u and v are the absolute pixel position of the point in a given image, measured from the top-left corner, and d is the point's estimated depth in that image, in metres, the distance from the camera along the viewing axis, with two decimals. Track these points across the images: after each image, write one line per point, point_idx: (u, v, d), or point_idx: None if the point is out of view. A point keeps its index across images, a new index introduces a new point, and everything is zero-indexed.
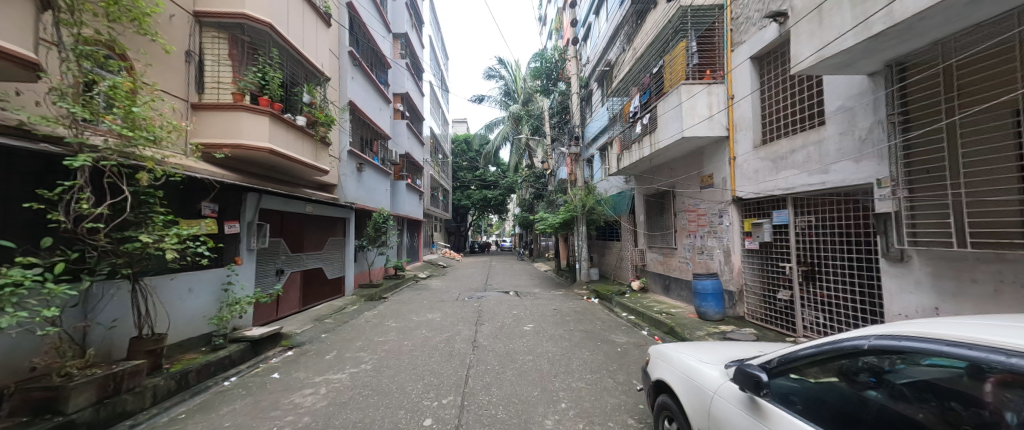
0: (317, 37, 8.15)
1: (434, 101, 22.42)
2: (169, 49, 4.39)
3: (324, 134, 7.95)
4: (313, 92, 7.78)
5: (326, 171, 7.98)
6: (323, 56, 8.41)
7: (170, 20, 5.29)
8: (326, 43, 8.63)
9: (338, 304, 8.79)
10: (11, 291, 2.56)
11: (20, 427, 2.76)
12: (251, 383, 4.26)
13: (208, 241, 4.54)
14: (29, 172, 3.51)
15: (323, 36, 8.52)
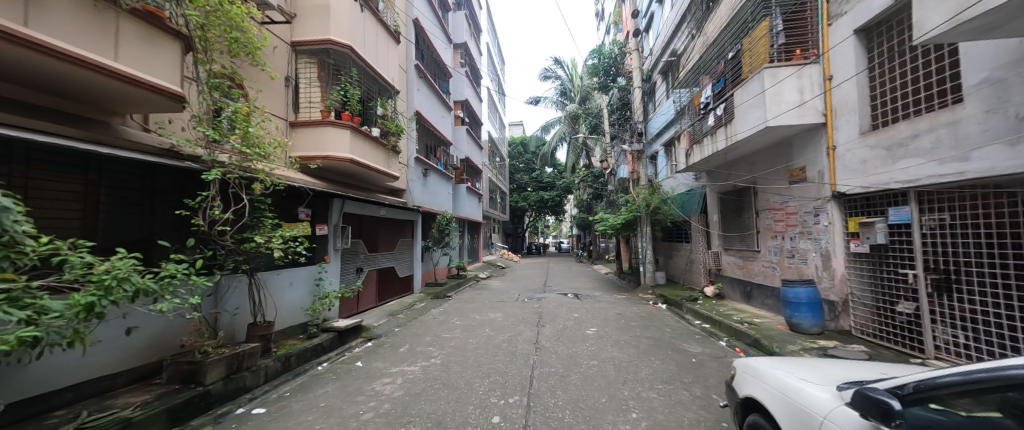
0: (388, 54, 8.89)
1: (491, 106, 23.07)
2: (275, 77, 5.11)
3: (395, 143, 8.62)
4: (386, 105, 8.48)
5: (396, 177, 8.64)
6: (393, 71, 9.13)
7: (275, 51, 6.20)
8: (396, 59, 9.37)
9: (409, 300, 9.44)
10: (168, 281, 3.19)
11: (173, 393, 3.42)
12: (339, 369, 4.78)
13: (305, 242, 5.19)
14: (177, 185, 4.34)
15: (394, 53, 9.25)
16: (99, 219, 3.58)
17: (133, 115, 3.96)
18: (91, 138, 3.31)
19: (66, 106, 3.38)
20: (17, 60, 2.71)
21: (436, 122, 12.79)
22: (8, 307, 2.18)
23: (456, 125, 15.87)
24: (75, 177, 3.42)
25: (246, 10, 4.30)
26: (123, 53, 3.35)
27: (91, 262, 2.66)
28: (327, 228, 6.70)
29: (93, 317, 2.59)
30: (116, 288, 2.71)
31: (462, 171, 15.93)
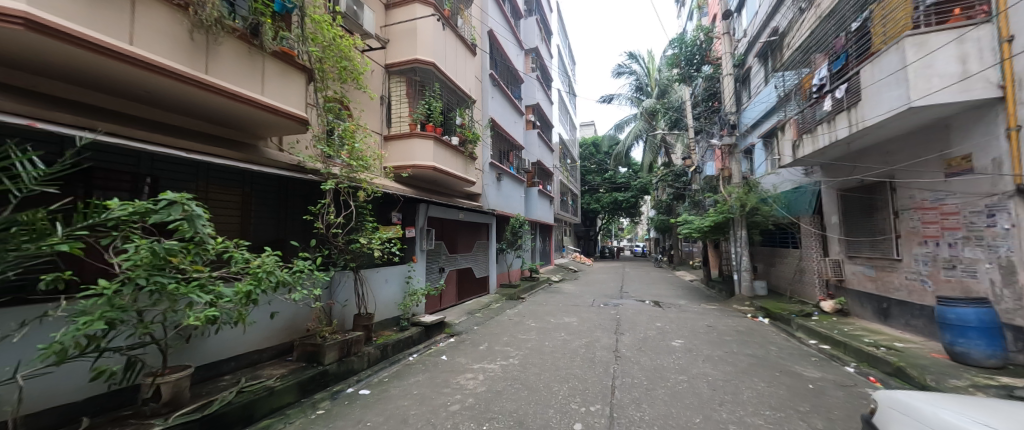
0: (466, 66, 9.43)
1: (562, 108, 22.90)
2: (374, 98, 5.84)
3: (472, 150, 9.09)
4: (464, 115, 9.00)
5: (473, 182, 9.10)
6: (470, 82, 9.66)
7: (372, 74, 7.04)
8: (472, 70, 9.89)
9: (485, 300, 9.81)
10: (299, 274, 3.81)
11: (301, 369, 4.09)
12: (428, 361, 5.19)
13: (398, 243, 5.75)
14: (303, 194, 5.17)
15: (470, 65, 9.77)
16: (250, 224, 4.44)
17: (272, 139, 4.83)
18: (246, 158, 4.14)
19: (230, 135, 4.28)
20: (197, 100, 3.53)
21: (509, 128, 13.15)
22: (198, 290, 2.85)
23: (528, 129, 16.10)
24: (234, 190, 4.30)
25: (351, 41, 5.08)
26: (268, 90, 4.13)
27: (248, 258, 3.33)
28: (415, 231, 7.30)
29: (250, 302, 3.22)
30: (265, 279, 3.34)
31: (534, 174, 16.11)
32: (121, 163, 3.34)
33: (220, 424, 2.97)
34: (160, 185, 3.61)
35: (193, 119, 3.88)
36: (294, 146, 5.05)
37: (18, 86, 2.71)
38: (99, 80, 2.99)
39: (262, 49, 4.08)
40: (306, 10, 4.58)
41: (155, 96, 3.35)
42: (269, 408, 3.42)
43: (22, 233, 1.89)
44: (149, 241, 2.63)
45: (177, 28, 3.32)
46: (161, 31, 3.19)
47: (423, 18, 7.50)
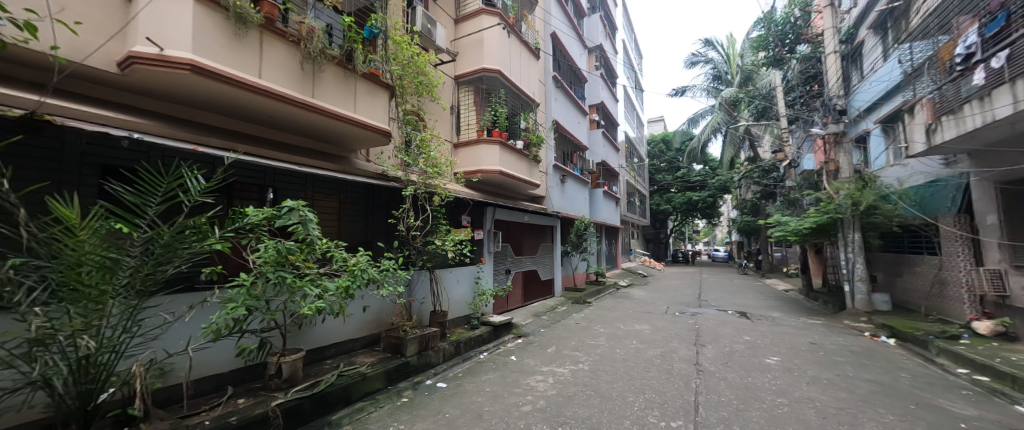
0: (530, 70, 9.52)
1: (628, 105, 21.84)
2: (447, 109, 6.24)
3: (536, 153, 9.14)
4: (528, 118, 9.07)
5: (537, 184, 9.11)
6: (534, 85, 9.72)
7: (443, 85, 7.47)
8: (536, 74, 9.96)
9: (551, 303, 9.73)
10: (386, 272, 4.18)
11: (387, 359, 4.49)
12: (498, 360, 5.33)
13: (469, 244, 6.01)
14: (386, 199, 5.67)
15: (534, 68, 9.84)
16: (343, 227, 5.01)
17: (361, 151, 5.40)
18: (343, 169, 4.68)
19: (331, 151, 4.87)
20: (305, 120, 4.08)
21: (573, 129, 12.95)
22: (309, 284, 3.30)
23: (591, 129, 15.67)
24: (332, 197, 4.89)
25: (427, 57, 5.53)
26: (359, 108, 4.65)
27: (346, 257, 3.76)
28: (483, 233, 7.52)
29: (348, 296, 3.64)
30: (359, 275, 3.75)
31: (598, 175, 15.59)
32: (251, 176, 4.01)
33: (325, 402, 3.41)
34: (278, 194, 4.25)
35: (303, 137, 4.51)
36: (378, 157, 5.56)
37: (182, 119, 3.41)
38: (236, 109, 3.63)
39: (355, 72, 4.59)
40: (388, 33, 5.16)
41: (275, 119, 3.96)
42: (363, 392, 3.82)
43: (193, 234, 2.37)
44: (274, 241, 3.14)
45: (293, 61, 3.92)
46: (281, 65, 3.79)
47: (489, 28, 7.78)
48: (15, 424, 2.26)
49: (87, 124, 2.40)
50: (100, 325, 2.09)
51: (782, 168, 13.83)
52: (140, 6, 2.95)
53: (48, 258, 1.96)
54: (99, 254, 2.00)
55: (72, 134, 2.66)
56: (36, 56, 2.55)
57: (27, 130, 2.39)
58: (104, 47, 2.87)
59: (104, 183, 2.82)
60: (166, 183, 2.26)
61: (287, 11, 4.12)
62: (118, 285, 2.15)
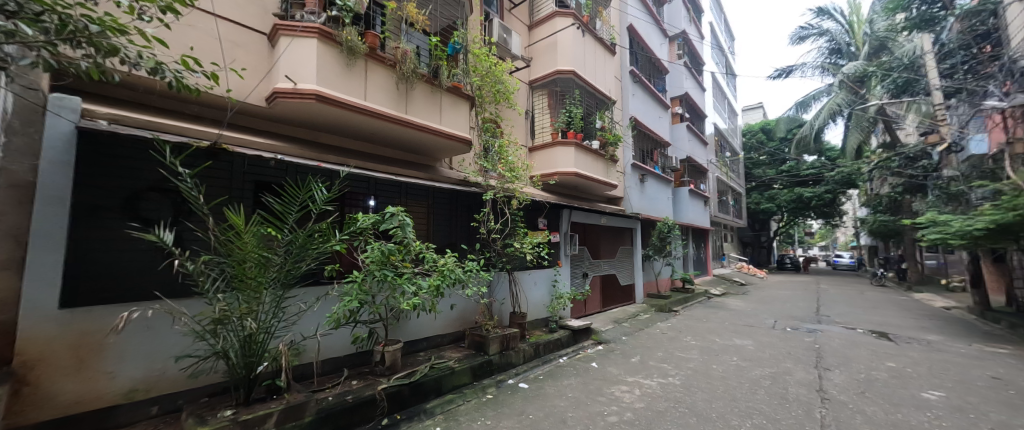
0: (605, 67, 9.20)
1: (718, 94, 19.73)
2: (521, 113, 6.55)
3: (613, 153, 8.76)
4: (604, 117, 8.73)
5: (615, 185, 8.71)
6: (610, 82, 9.36)
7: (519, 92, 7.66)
8: (612, 70, 9.59)
9: (631, 310, 9.18)
10: (471, 272, 4.39)
11: (472, 355, 4.71)
12: (578, 365, 5.23)
13: (546, 247, 6.01)
14: (468, 204, 5.99)
15: (610, 64, 9.49)
16: (431, 230, 5.44)
17: (446, 160, 5.79)
18: (431, 177, 5.08)
19: (422, 161, 5.33)
20: (400, 134, 4.52)
21: (654, 124, 12.12)
22: (407, 282, 3.64)
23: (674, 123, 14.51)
24: (421, 203, 5.34)
25: (504, 66, 5.74)
26: (444, 120, 4.98)
27: (436, 258, 4.06)
28: (559, 236, 7.44)
29: (439, 294, 3.91)
30: (448, 275, 4.02)
31: (683, 172, 14.32)
32: (358, 186, 4.59)
33: (421, 390, 3.72)
34: (378, 201, 4.79)
35: (399, 151, 5.01)
36: (461, 164, 5.91)
37: (308, 140, 4.06)
38: (347, 129, 4.19)
39: (441, 86, 4.96)
40: (468, 48, 5.47)
41: (377, 136, 4.48)
42: (452, 384, 4.07)
43: (319, 237, 2.80)
44: (378, 243, 3.55)
45: (390, 83, 4.38)
46: (380, 87, 4.26)
47: (562, 30, 7.74)
48: (205, 385, 2.93)
49: (247, 149, 3.01)
50: (257, 309, 2.60)
51: (934, 153, 11.05)
52: (280, 50, 3.62)
53: (225, 255, 2.51)
54: (257, 252, 2.50)
55: (238, 160, 3.35)
56: (216, 99, 3.33)
57: (210, 157, 3.10)
58: (258, 87, 3.60)
59: (258, 196, 3.50)
60: (300, 194, 2.73)
61: (385, 38, 4.64)
62: (269, 279, 2.64)
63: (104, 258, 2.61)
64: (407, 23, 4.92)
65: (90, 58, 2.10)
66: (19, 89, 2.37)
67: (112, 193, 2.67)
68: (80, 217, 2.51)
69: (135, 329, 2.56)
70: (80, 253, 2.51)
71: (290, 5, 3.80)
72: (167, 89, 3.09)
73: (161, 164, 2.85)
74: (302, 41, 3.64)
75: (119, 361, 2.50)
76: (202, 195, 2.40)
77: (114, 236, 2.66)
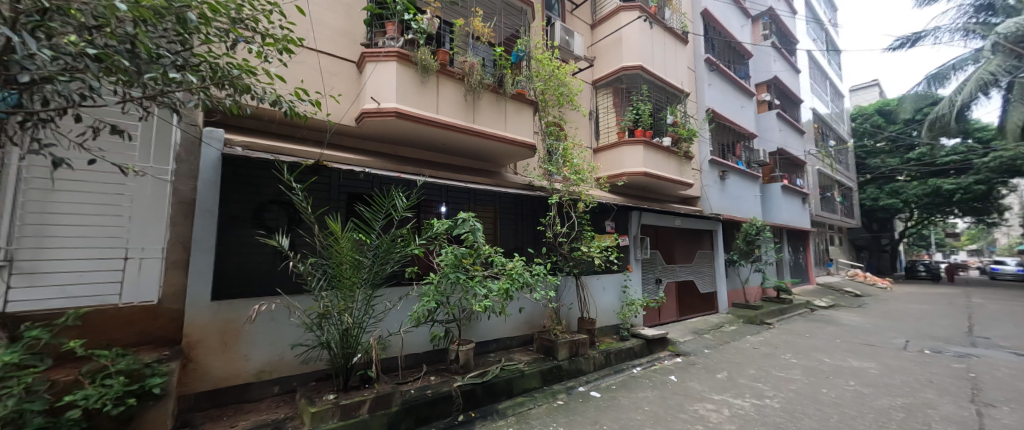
0: (676, 57, 8.60)
1: (816, 74, 17.18)
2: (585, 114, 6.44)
3: (687, 149, 8.10)
4: (676, 111, 8.11)
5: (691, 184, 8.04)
6: (682, 73, 8.71)
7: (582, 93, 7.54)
8: (684, 60, 8.91)
9: (714, 320, 8.34)
10: (538, 275, 4.40)
11: (541, 359, 4.71)
12: (655, 378, 4.91)
13: (615, 251, 5.76)
14: (534, 208, 6.02)
15: (682, 54, 8.84)
16: (499, 234, 5.59)
17: (510, 165, 5.92)
18: (498, 183, 5.23)
19: (488, 168, 5.52)
20: (469, 143, 4.73)
21: (736, 115, 10.95)
22: (479, 285, 3.78)
23: (761, 112, 12.98)
24: (488, 207, 5.53)
25: (567, 68, 5.71)
26: (509, 126, 5.09)
27: (505, 262, 4.14)
28: (629, 239, 7.08)
29: (508, 297, 3.99)
30: (517, 279, 4.08)
31: (773, 167, 12.69)
32: (433, 194, 4.91)
33: (493, 391, 3.82)
34: (450, 207, 5.07)
35: (467, 159, 5.25)
36: (525, 169, 5.98)
37: (389, 154, 4.48)
38: (422, 141, 4.51)
39: (505, 94, 5.10)
40: (531, 54, 5.55)
41: (447, 146, 4.76)
42: (522, 387, 4.11)
43: (400, 242, 3.06)
44: (452, 247, 3.75)
45: (459, 95, 4.61)
46: (451, 100, 4.51)
47: (628, 25, 7.43)
48: (313, 372, 3.36)
49: (341, 164, 3.41)
50: (352, 306, 2.92)
51: None
52: (367, 75, 4.05)
53: (327, 257, 2.88)
54: (351, 256, 2.82)
55: (335, 175, 3.82)
56: (318, 122, 3.84)
57: (314, 173, 3.58)
58: (350, 109, 4.08)
59: (351, 205, 3.95)
60: (385, 203, 3.03)
61: (454, 54, 4.91)
62: (361, 280, 2.95)
63: (239, 260, 3.17)
64: (473, 37, 5.15)
65: (232, 97, 2.58)
66: (185, 126, 3.00)
67: (245, 206, 3.22)
68: (223, 226, 3.09)
69: (262, 321, 3.05)
70: (224, 255, 3.08)
71: (373, 34, 4.23)
72: (282, 117, 3.66)
73: (278, 181, 3.37)
74: (384, 65, 4.03)
75: (251, 347, 3.00)
76: (309, 206, 2.79)
77: (246, 241, 3.21)
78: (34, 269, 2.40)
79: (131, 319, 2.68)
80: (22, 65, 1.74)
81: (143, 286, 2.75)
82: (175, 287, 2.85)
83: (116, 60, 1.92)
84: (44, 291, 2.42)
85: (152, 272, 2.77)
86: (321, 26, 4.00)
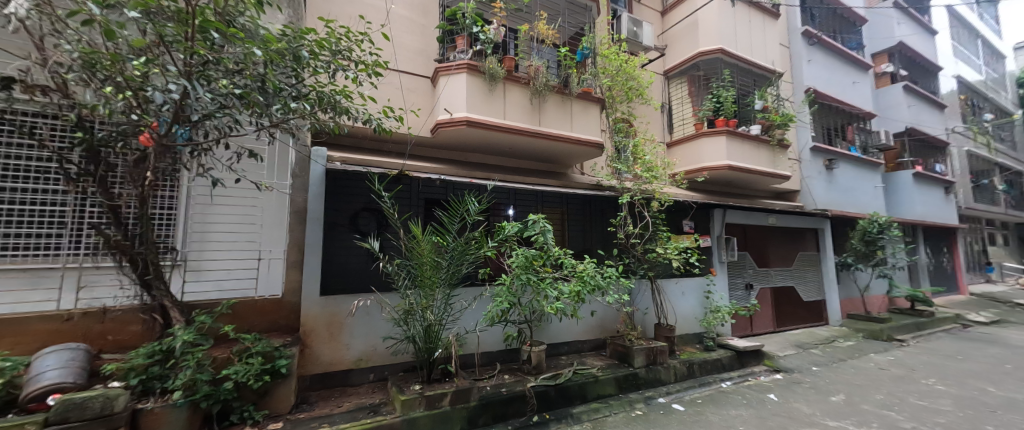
0: (764, 34, 7.64)
1: (959, 34, 13.87)
2: (658, 107, 6.04)
3: (782, 136, 7.13)
4: (766, 95, 7.19)
5: (787, 176, 7.06)
6: (773, 51, 7.70)
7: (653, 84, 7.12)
8: (775, 36, 7.88)
9: (823, 333, 7.17)
10: (611, 278, 4.23)
11: (616, 366, 4.52)
12: (750, 395, 4.38)
13: (696, 252, 5.29)
14: (602, 208, 5.84)
15: (773, 29, 7.83)
16: (566, 236, 5.53)
17: (577, 165, 5.82)
18: (565, 183, 5.16)
19: (554, 169, 5.50)
20: (537, 146, 4.77)
21: (847, 93, 9.31)
22: (550, 287, 3.77)
23: (879, 87, 10.91)
24: (556, 209, 5.52)
25: (635, 61, 5.44)
26: (575, 126, 5.01)
27: (575, 264, 4.07)
28: (711, 240, 6.45)
29: (580, 300, 3.91)
30: (588, 281, 3.98)
31: (900, 150, 10.54)
32: (502, 198, 5.05)
33: (567, 394, 3.78)
34: (518, 210, 5.16)
35: (534, 161, 5.31)
36: (593, 169, 5.83)
37: (461, 161, 4.73)
38: (491, 147, 4.69)
39: (571, 94, 5.03)
40: (597, 50, 5.41)
41: (515, 150, 4.87)
42: (597, 393, 4.00)
43: (474, 244, 3.22)
44: (522, 249, 3.81)
45: (524, 99, 4.67)
46: (517, 104, 4.59)
47: (704, 6, 6.82)
48: (402, 363, 3.68)
49: (420, 172, 3.69)
50: (433, 304, 3.13)
51: None
52: (440, 88, 4.34)
53: (411, 258, 3.14)
54: (431, 257, 3.05)
55: (415, 183, 4.15)
56: (400, 136, 4.23)
57: (398, 182, 3.94)
58: (427, 121, 4.40)
59: (429, 211, 4.25)
60: (460, 207, 3.22)
61: (519, 59, 5.01)
62: (440, 279, 3.16)
63: (340, 261, 3.62)
64: (537, 40, 5.19)
65: (333, 119, 2.98)
66: (299, 147, 3.52)
67: (343, 213, 3.67)
68: (327, 231, 3.56)
69: (359, 315, 3.44)
70: (328, 257, 3.54)
71: (445, 50, 4.52)
72: (370, 134, 4.10)
73: (369, 190, 3.78)
74: (456, 77, 4.28)
75: (351, 337, 3.41)
76: (395, 212, 3.07)
77: (345, 243, 3.65)
78: (199, 266, 3.02)
79: (263, 310, 3.23)
80: (193, 107, 2.23)
81: (270, 282, 3.30)
82: (293, 284, 3.36)
83: (253, 97, 2.36)
84: (205, 284, 3.03)
85: (278, 271, 3.31)
86: (401, 48, 4.39)
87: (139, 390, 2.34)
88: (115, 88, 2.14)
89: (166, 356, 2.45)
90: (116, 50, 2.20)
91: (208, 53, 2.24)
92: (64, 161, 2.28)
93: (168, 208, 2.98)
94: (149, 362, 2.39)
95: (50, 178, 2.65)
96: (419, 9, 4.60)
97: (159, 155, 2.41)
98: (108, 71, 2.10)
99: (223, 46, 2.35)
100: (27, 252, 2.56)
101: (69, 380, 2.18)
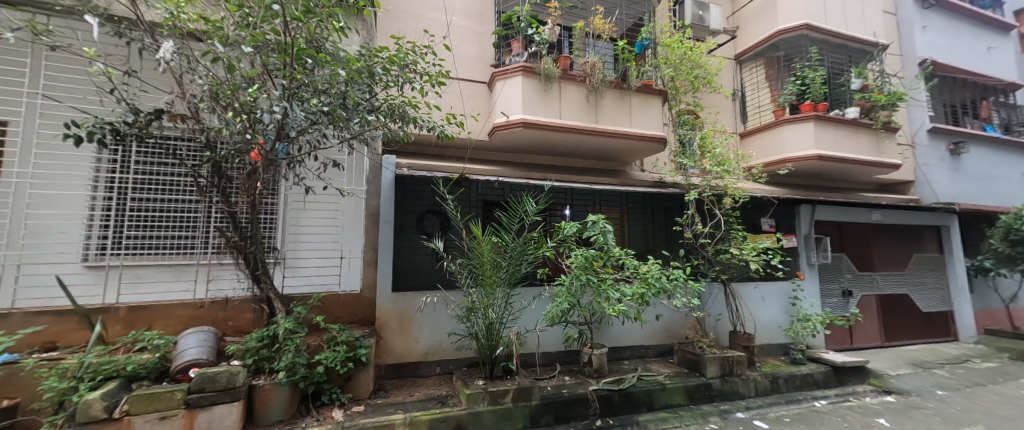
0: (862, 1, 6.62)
1: None
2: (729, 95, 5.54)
3: (887, 118, 6.11)
4: (866, 72, 6.22)
5: (896, 164, 6.04)
6: (873, 20, 6.64)
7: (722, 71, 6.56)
8: (876, 3, 6.79)
9: (949, 351, 5.99)
10: (678, 280, 3.97)
11: (686, 375, 4.23)
12: (851, 417, 3.81)
13: (778, 253, 4.75)
14: (665, 206, 5.53)
15: None
16: (626, 235, 5.33)
17: (636, 162, 5.57)
18: (625, 181, 4.97)
19: (613, 167, 5.33)
20: (595, 143, 4.65)
21: (979, 60, 7.68)
22: (611, 289, 3.64)
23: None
24: (615, 208, 5.34)
25: (702, 48, 5.07)
26: (636, 121, 4.80)
27: (638, 264, 3.89)
28: (797, 240, 5.74)
29: (644, 303, 3.72)
30: (653, 283, 3.77)
31: None
32: (559, 198, 5.03)
33: (632, 401, 3.64)
34: (575, 210, 5.09)
35: (591, 160, 5.19)
36: (654, 165, 5.53)
37: (518, 162, 4.81)
38: (548, 147, 4.69)
39: (630, 88, 4.83)
40: (658, 40, 5.14)
41: (571, 149, 4.82)
42: (664, 402, 3.78)
43: (533, 244, 3.26)
44: (582, 250, 3.74)
45: (580, 97, 4.59)
46: (574, 103, 4.53)
47: None
48: (466, 358, 3.84)
49: (478, 175, 3.82)
50: (494, 303, 3.23)
51: None
52: (497, 92, 4.45)
53: (472, 258, 3.26)
54: (491, 257, 3.15)
55: (475, 186, 4.31)
56: (461, 142, 4.44)
57: (459, 186, 4.13)
58: (485, 125, 4.55)
59: (487, 212, 4.39)
60: (519, 208, 3.27)
61: (574, 57, 4.93)
62: (501, 278, 3.24)
63: (409, 260, 3.89)
64: (593, 36, 5.05)
65: (401, 129, 3.20)
66: (373, 155, 3.85)
67: (410, 216, 3.94)
68: (396, 233, 3.84)
69: (427, 310, 3.67)
70: (398, 256, 3.83)
71: (501, 54, 4.62)
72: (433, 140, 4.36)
73: (433, 194, 4.01)
74: (512, 80, 4.35)
75: (420, 332, 3.64)
76: (458, 214, 3.20)
77: (412, 244, 3.91)
78: (294, 264, 3.46)
79: (346, 304, 3.59)
80: (291, 124, 2.57)
81: (350, 279, 3.66)
82: (369, 280, 3.69)
83: (337, 113, 2.64)
84: (299, 279, 3.46)
85: (356, 269, 3.66)
86: (460, 56, 4.59)
87: (253, 369, 2.74)
88: (234, 113, 2.54)
89: (272, 341, 2.84)
90: (234, 81, 2.62)
91: (302, 77, 2.56)
92: (198, 175, 2.75)
93: (272, 213, 3.46)
94: (260, 345, 2.78)
95: (186, 190, 3.22)
96: (476, 17, 4.77)
97: (265, 167, 2.80)
98: (229, 99, 2.51)
99: (314, 69, 2.67)
100: (171, 251, 3.15)
101: (203, 357, 2.63)
